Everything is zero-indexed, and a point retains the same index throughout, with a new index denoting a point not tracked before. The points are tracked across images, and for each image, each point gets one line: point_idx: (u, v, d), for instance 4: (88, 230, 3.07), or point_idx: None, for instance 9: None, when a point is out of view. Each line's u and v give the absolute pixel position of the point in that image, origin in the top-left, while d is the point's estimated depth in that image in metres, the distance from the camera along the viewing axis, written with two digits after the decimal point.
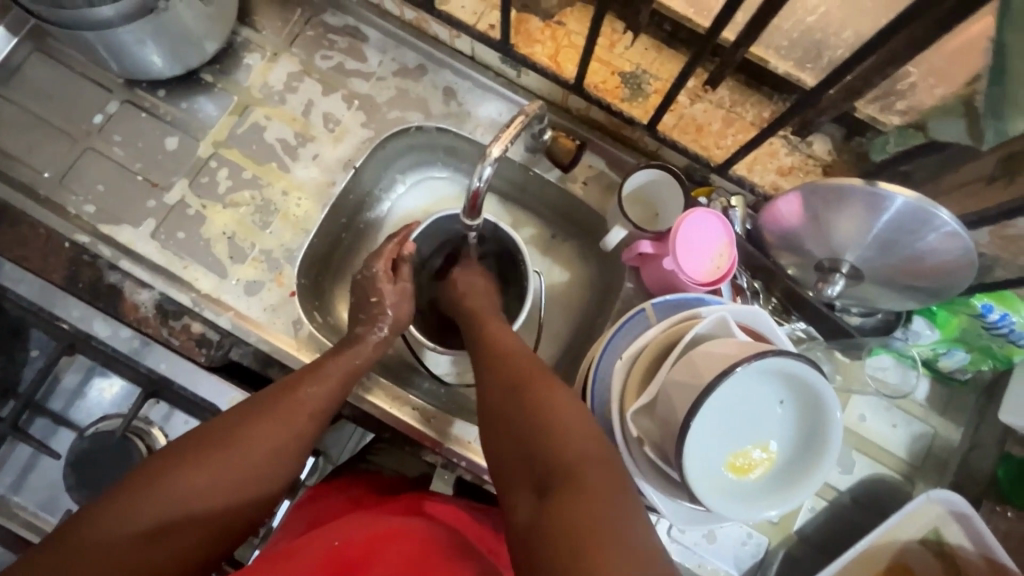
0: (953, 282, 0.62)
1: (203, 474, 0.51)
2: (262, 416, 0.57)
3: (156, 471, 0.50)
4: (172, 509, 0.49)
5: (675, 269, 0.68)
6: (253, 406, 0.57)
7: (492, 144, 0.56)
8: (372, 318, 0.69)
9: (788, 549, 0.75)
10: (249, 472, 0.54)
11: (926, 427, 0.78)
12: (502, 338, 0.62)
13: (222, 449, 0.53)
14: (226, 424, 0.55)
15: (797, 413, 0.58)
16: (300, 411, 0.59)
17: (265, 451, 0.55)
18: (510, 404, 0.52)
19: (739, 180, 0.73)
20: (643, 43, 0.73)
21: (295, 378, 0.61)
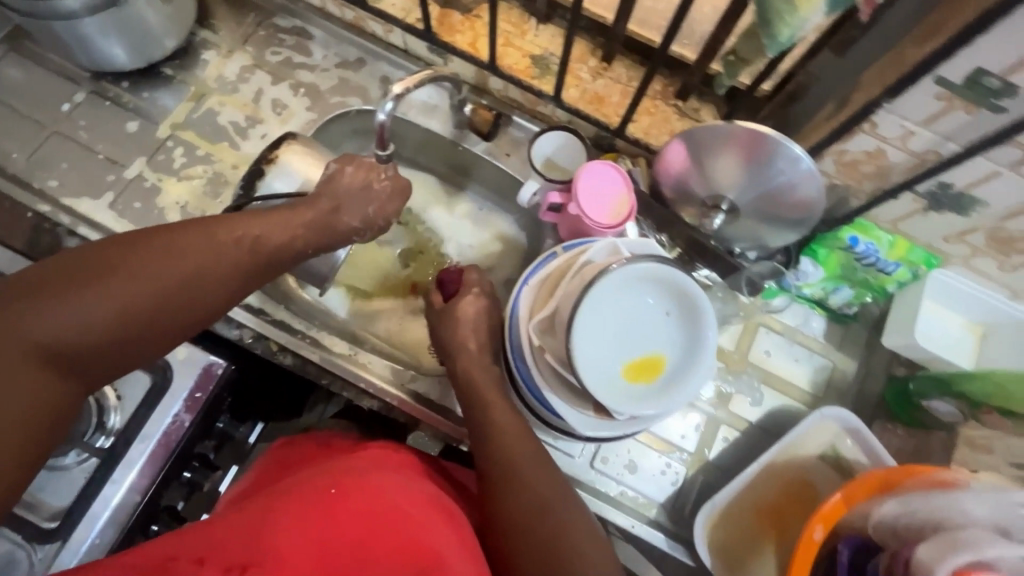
0: (811, 207, 0.72)
1: (157, 276, 0.57)
2: (214, 238, 0.61)
3: (100, 274, 0.55)
4: (132, 303, 0.56)
5: (579, 214, 0.76)
6: (208, 225, 0.62)
7: (398, 83, 0.68)
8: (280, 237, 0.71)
9: (705, 476, 0.80)
10: (200, 291, 0.60)
11: (827, 361, 0.84)
12: (520, 448, 0.65)
13: (158, 259, 0.58)
14: (166, 242, 0.59)
15: (681, 323, 0.65)
16: (248, 250, 0.63)
17: (213, 273, 0.61)
18: (533, 540, 0.58)
19: (637, 142, 0.83)
20: (548, 30, 0.85)
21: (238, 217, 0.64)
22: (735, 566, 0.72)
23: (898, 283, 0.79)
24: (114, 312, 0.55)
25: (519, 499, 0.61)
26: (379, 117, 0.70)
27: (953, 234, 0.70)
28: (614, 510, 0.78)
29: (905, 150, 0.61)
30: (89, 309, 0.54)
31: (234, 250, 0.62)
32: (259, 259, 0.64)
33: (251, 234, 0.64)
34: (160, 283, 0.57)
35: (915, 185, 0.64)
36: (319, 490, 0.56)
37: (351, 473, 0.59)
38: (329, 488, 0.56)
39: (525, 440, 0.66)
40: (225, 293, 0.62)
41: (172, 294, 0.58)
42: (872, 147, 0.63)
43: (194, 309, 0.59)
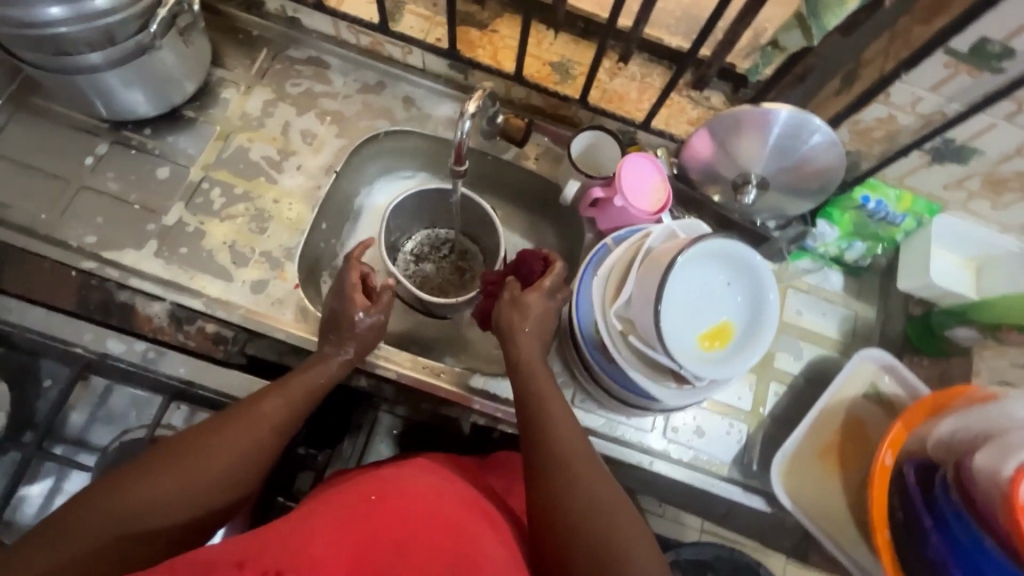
0: (831, 173, 0.81)
1: (178, 471, 0.58)
2: (230, 423, 0.64)
3: (118, 483, 0.56)
4: (152, 507, 0.56)
5: (625, 205, 0.81)
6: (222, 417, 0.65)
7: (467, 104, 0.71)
8: (340, 341, 0.75)
9: (765, 430, 0.87)
10: (218, 474, 0.60)
11: (849, 310, 0.93)
12: (574, 444, 0.63)
13: (186, 450, 0.60)
14: (196, 436, 0.62)
15: (743, 289, 0.72)
16: (261, 422, 0.66)
17: (232, 454, 0.62)
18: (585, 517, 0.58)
19: (660, 133, 0.90)
20: (563, 38, 0.91)
21: (260, 394, 0.68)
22: (810, 505, 0.79)
23: (906, 233, 0.89)
24: (131, 517, 0.54)
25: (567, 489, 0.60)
26: (458, 137, 0.71)
27: (952, 182, 0.80)
28: (690, 474, 0.84)
29: (915, 114, 0.70)
30: (122, 501, 0.55)
31: (260, 423, 0.65)
32: (280, 432, 0.67)
33: (265, 411, 0.67)
34: (190, 471, 0.59)
35: (923, 144, 0.73)
36: (361, 497, 0.57)
37: (396, 481, 0.61)
38: (370, 495, 0.57)
39: (575, 433, 0.65)
40: (256, 465, 0.64)
41: (193, 488, 0.58)
42: (885, 114, 0.72)
43: (230, 485, 0.61)
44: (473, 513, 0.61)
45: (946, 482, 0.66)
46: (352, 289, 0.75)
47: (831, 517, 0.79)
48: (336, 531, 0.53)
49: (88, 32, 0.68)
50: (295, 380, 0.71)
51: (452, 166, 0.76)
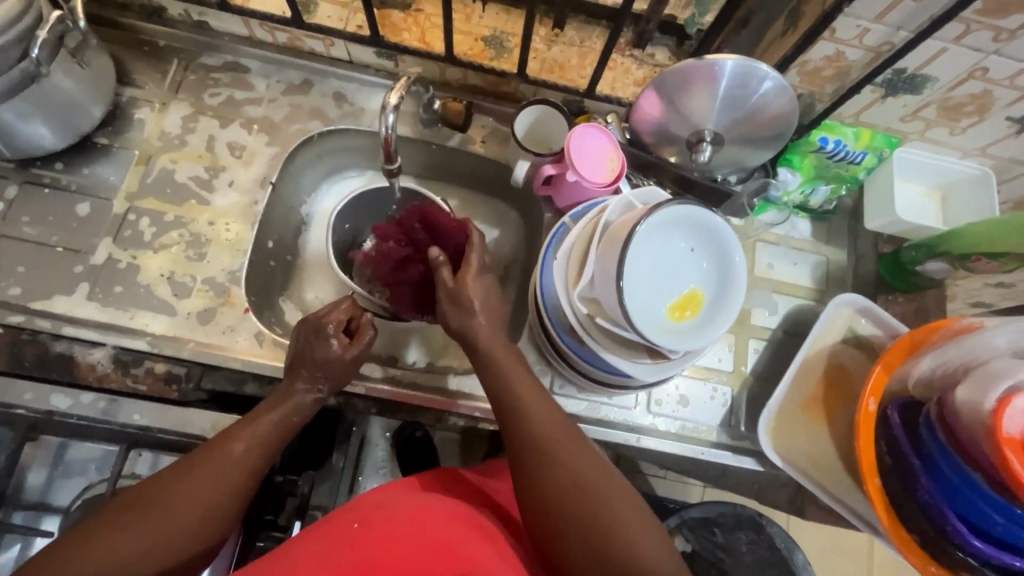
0: (786, 120, 0.78)
1: (135, 539, 0.52)
2: (194, 472, 0.58)
3: (68, 556, 0.50)
4: None
5: (577, 179, 0.77)
6: (183, 465, 0.59)
7: (389, 95, 0.66)
8: (312, 380, 0.70)
9: (748, 389, 0.85)
10: (182, 536, 0.55)
11: (820, 256, 0.92)
12: (563, 447, 0.59)
13: (146, 504, 0.55)
14: (157, 487, 0.56)
15: (707, 252, 0.69)
16: (228, 470, 0.59)
17: (197, 511, 0.56)
18: (579, 514, 0.56)
19: (607, 98, 0.86)
20: (493, 10, 0.85)
21: (228, 434, 0.62)
22: (800, 458, 0.78)
23: (868, 169, 0.86)
24: None
25: (558, 499, 0.56)
26: (383, 133, 0.66)
27: (908, 113, 0.77)
28: (680, 445, 0.82)
29: (863, 48, 0.67)
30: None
31: (229, 468, 0.60)
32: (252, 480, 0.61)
33: (232, 455, 0.61)
34: (153, 530, 0.53)
35: (874, 78, 0.71)
36: (343, 526, 0.58)
37: (380, 508, 0.61)
38: (352, 523, 0.58)
39: (565, 433, 0.60)
40: (225, 518, 0.58)
41: (155, 554, 0.53)
42: (832, 52, 0.69)
43: (196, 544, 0.56)
44: (466, 527, 0.60)
45: (930, 420, 0.65)
46: (328, 319, 0.71)
47: (822, 467, 0.78)
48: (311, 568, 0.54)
49: None
50: (266, 417, 0.65)
51: (382, 165, 0.73)
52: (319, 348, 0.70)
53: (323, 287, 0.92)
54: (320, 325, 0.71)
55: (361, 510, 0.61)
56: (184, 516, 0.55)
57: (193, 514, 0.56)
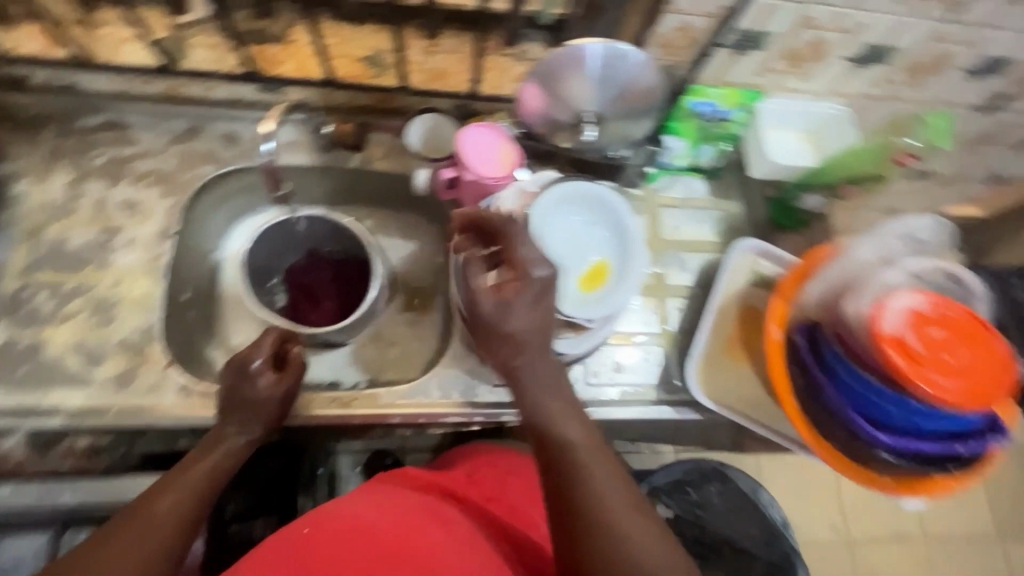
0: (654, 92, 0.83)
1: None
2: (121, 533, 0.52)
3: None
4: None
5: (476, 177, 0.80)
6: (104, 532, 0.52)
7: (264, 124, 0.71)
8: (245, 422, 0.69)
9: (677, 344, 0.90)
10: None
11: (719, 211, 0.98)
12: (625, 518, 0.51)
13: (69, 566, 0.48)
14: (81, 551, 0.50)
15: (603, 223, 0.74)
16: (158, 525, 0.54)
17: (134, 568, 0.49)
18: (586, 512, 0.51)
19: (493, 97, 0.89)
20: (368, 30, 0.87)
21: (158, 490, 0.58)
22: (730, 397, 0.84)
23: (741, 125, 0.93)
24: None
25: (572, 499, 0.52)
26: (263, 160, 0.72)
27: (761, 67, 0.85)
28: (622, 410, 0.86)
29: (704, 14, 0.74)
30: None
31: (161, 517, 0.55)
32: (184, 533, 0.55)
33: (161, 512, 0.55)
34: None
35: (722, 39, 0.77)
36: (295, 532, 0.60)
37: (336, 509, 0.63)
38: (302, 528, 0.60)
39: (598, 454, 0.55)
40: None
41: None
42: (679, 22, 0.76)
43: None
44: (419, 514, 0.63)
45: (828, 339, 0.71)
46: (256, 358, 0.71)
47: (750, 402, 0.84)
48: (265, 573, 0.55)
49: None
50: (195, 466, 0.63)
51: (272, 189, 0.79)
52: (248, 387, 0.70)
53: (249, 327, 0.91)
54: (241, 366, 0.71)
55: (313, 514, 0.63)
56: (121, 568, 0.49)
57: (127, 573, 0.49)
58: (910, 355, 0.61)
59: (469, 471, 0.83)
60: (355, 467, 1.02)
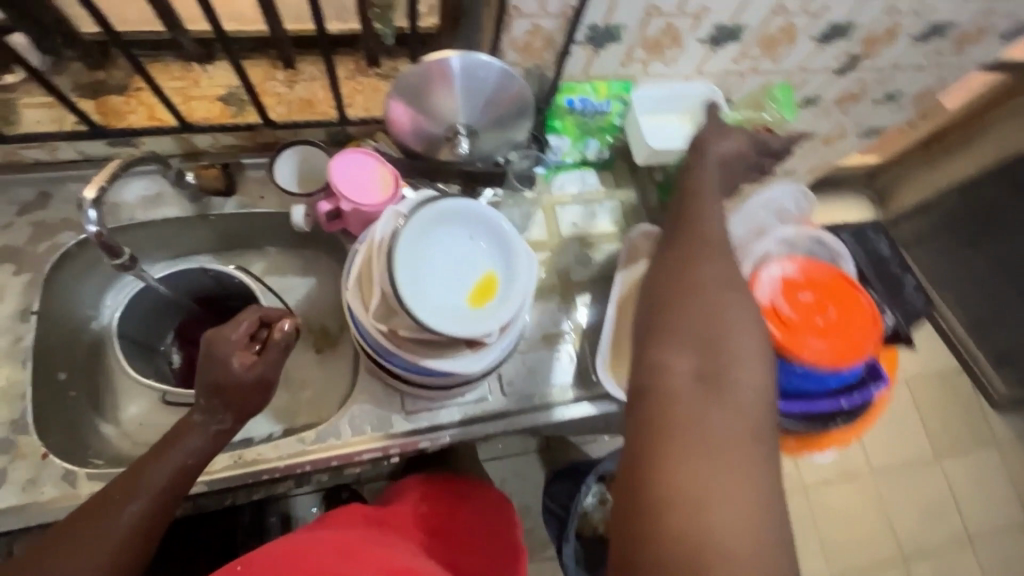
0: (522, 96, 0.83)
1: None
2: (71, 536, 0.55)
3: None
4: None
5: (354, 206, 0.78)
6: (59, 532, 0.55)
7: (87, 191, 0.63)
8: (209, 415, 0.63)
9: (588, 340, 0.91)
10: None
11: (614, 201, 1.00)
12: (744, 368, 0.50)
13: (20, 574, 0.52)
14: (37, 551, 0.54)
15: (486, 234, 0.73)
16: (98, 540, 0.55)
17: None
18: (697, 298, 0.54)
19: (365, 120, 0.87)
20: (221, 68, 0.83)
21: (116, 490, 0.58)
22: None
23: (620, 115, 0.94)
24: None
25: (705, 288, 0.55)
26: (90, 234, 0.64)
27: (624, 59, 0.86)
28: (543, 413, 0.86)
29: (551, 16, 0.74)
30: None
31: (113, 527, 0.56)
32: (140, 543, 0.57)
33: (115, 525, 0.56)
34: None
35: (576, 37, 0.78)
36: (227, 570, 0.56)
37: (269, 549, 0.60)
38: (234, 566, 0.56)
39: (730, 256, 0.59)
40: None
41: None
42: (530, 25, 0.76)
43: None
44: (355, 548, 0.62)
45: None
46: (233, 334, 0.65)
47: None
48: None
49: None
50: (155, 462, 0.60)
51: (110, 263, 0.69)
52: (213, 375, 0.63)
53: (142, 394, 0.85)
54: (216, 341, 0.64)
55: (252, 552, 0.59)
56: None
57: None
58: (784, 323, 0.64)
59: (416, 502, 0.83)
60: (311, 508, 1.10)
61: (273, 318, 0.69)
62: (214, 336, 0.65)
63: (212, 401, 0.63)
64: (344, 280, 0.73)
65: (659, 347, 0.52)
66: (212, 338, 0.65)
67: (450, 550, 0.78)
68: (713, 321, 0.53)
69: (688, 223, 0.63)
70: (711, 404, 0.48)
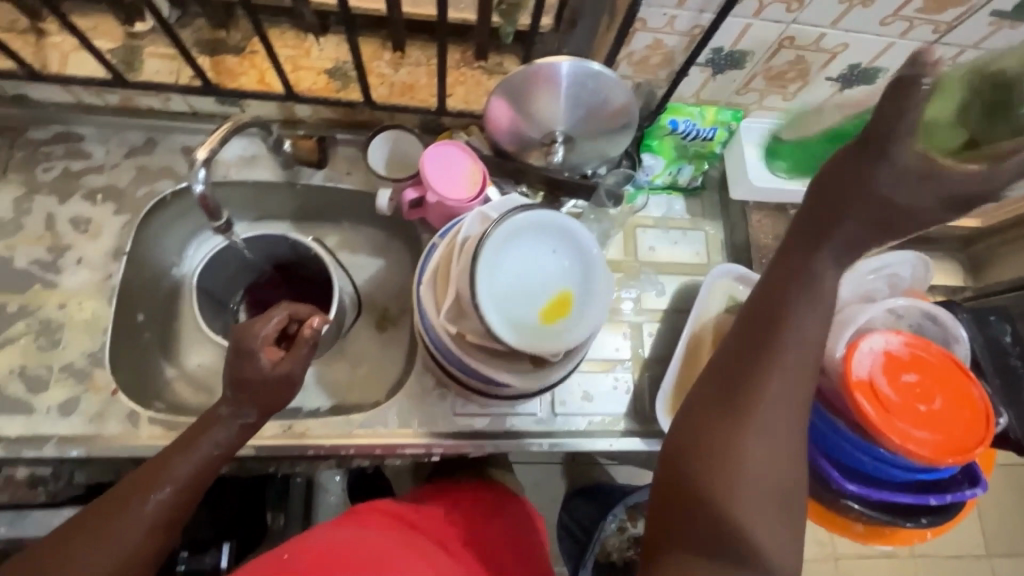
0: (628, 111, 0.79)
1: None
2: (98, 529, 0.54)
3: None
4: None
5: (439, 199, 0.77)
6: (84, 522, 0.55)
7: (200, 150, 0.66)
8: (234, 409, 0.61)
9: (648, 372, 0.87)
10: None
11: (697, 232, 0.95)
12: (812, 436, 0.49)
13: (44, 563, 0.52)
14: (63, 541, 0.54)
15: (569, 251, 0.70)
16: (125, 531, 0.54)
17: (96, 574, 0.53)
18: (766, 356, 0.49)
19: (461, 112, 0.86)
20: (332, 41, 0.84)
21: (137, 487, 0.56)
22: None
23: (722, 143, 0.89)
24: None
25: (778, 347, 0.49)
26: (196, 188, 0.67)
27: (741, 87, 0.81)
28: (591, 439, 0.83)
29: (677, 33, 0.71)
30: None
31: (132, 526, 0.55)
32: (169, 531, 0.57)
33: (145, 514, 0.56)
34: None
35: (697, 59, 0.74)
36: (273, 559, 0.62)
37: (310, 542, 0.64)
38: (281, 555, 0.62)
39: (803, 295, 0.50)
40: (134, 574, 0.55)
41: None
42: (652, 41, 0.72)
43: None
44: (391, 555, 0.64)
45: None
46: (264, 329, 0.63)
47: None
48: None
49: None
50: (177, 461, 0.58)
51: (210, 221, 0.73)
52: (242, 366, 0.61)
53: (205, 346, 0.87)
54: (246, 336, 0.63)
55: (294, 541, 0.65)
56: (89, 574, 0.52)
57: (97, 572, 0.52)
58: (883, 405, 0.58)
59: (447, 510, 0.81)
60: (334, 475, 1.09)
61: (302, 316, 0.69)
62: (243, 329, 0.64)
63: (240, 394, 0.61)
64: (419, 273, 0.72)
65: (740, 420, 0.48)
66: (242, 330, 0.64)
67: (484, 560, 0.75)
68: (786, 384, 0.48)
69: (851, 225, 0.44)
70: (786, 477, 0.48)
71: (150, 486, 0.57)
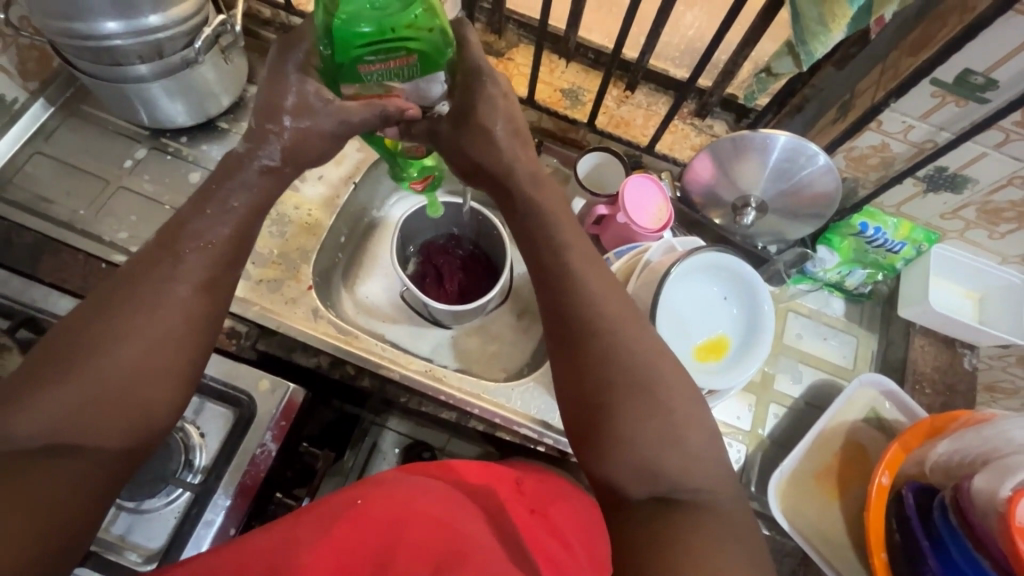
0: (829, 201, 0.84)
1: (117, 351, 0.50)
2: (135, 287, 0.53)
3: (54, 372, 0.48)
4: (97, 391, 0.48)
5: (627, 222, 0.82)
6: (126, 276, 0.53)
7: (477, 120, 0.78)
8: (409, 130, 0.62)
9: (764, 451, 0.86)
10: (162, 344, 0.52)
11: (850, 335, 0.94)
12: (629, 404, 0.54)
13: (33, 413, 0.46)
14: (40, 373, 0.48)
15: (738, 304, 0.76)
16: (166, 283, 0.53)
17: (152, 329, 0.51)
18: (579, 357, 0.57)
19: (664, 157, 0.94)
20: (575, 67, 0.96)
21: (99, 312, 0.51)
22: (808, 527, 0.79)
23: (905, 260, 0.89)
24: (72, 400, 0.47)
25: (582, 350, 0.57)
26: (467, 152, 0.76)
27: (948, 211, 0.82)
28: None
29: (907, 142, 0.75)
30: (63, 389, 0.47)
31: (154, 312, 0.52)
32: (201, 297, 0.55)
33: (185, 270, 0.54)
34: (87, 432, 0.47)
35: (916, 171, 0.77)
36: (346, 501, 0.63)
37: (384, 489, 0.65)
38: (356, 500, 0.63)
39: (632, 324, 0.59)
40: (180, 331, 0.53)
41: (136, 371, 0.50)
42: (878, 142, 0.77)
43: (173, 348, 0.52)
44: (465, 514, 0.66)
45: (943, 505, 0.67)
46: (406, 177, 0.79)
47: (827, 539, 0.79)
48: (319, 539, 0.58)
49: (139, 45, 0.75)
50: (182, 267, 0.54)
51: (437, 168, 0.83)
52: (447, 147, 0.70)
53: (376, 276, 0.99)
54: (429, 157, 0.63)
55: (367, 483, 0.66)
56: (163, 304, 0.53)
57: (169, 313, 0.53)
58: None
59: (519, 478, 0.79)
60: (395, 446, 1.21)
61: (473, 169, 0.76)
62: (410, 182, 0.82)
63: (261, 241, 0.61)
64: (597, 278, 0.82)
65: (629, 374, 0.56)
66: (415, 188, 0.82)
67: (552, 537, 0.71)
68: (587, 382, 0.56)
69: (574, 281, 0.60)
70: (638, 426, 0.54)
71: (153, 280, 0.53)
